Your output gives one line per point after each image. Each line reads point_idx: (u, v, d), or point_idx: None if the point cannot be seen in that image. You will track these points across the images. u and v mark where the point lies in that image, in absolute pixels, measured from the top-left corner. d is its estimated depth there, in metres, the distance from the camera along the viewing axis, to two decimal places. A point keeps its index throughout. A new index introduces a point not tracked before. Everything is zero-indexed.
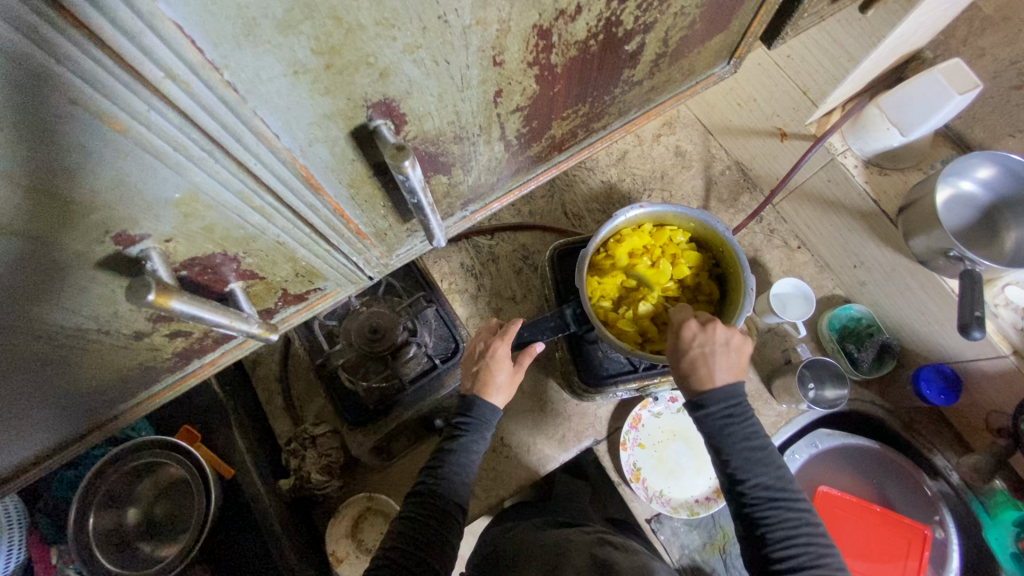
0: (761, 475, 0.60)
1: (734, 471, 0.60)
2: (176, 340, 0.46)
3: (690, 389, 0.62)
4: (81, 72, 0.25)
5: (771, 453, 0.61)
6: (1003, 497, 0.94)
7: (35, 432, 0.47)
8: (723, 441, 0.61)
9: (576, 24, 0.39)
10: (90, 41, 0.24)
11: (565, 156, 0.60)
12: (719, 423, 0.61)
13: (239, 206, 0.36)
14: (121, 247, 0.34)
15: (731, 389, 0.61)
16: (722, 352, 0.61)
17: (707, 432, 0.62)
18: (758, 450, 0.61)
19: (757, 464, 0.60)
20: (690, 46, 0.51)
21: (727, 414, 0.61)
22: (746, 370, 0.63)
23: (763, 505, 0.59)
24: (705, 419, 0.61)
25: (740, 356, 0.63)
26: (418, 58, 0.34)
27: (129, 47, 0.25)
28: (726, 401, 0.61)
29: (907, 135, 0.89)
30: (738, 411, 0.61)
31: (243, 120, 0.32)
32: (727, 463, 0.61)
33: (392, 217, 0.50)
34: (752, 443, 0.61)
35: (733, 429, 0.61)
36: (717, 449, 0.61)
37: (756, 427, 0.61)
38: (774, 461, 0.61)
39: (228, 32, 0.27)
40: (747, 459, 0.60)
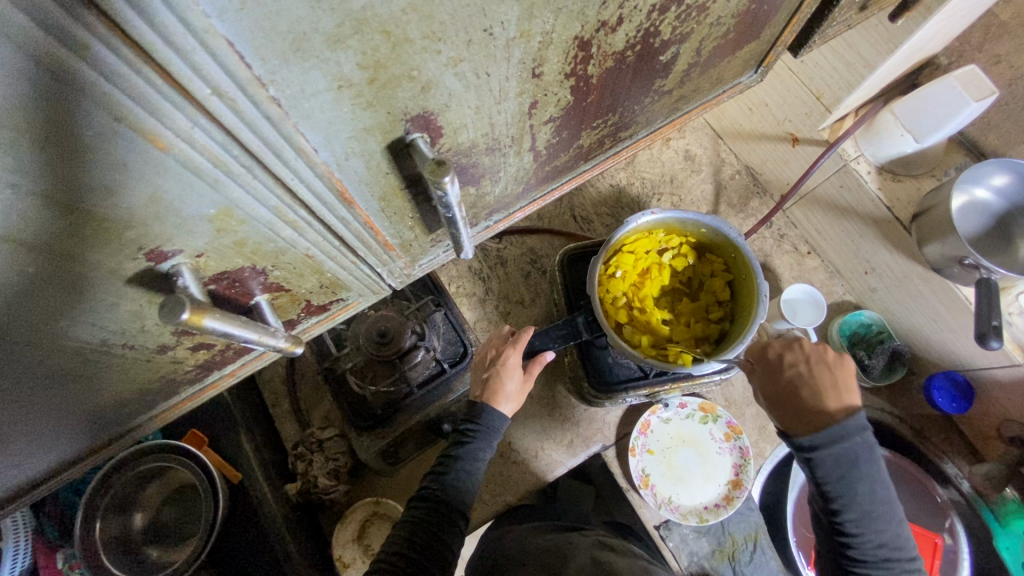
0: (876, 533, 0.61)
1: (847, 523, 0.61)
2: (199, 353, 0.45)
3: (803, 419, 0.62)
4: (129, 89, 0.24)
5: (889, 510, 0.62)
6: (1014, 506, 0.94)
7: (49, 446, 0.46)
8: (844, 494, 0.61)
9: (616, 35, 0.38)
10: (139, 57, 0.23)
11: (590, 165, 0.59)
12: (837, 474, 0.60)
13: (272, 221, 0.35)
14: (153, 262, 0.33)
15: (851, 424, 0.60)
16: (823, 370, 0.63)
17: (823, 478, 0.61)
18: (878, 507, 0.61)
19: (874, 521, 0.61)
20: (718, 56, 0.51)
21: (846, 464, 0.60)
22: (857, 387, 0.63)
23: (869, 559, 0.61)
24: (819, 467, 0.61)
25: (843, 371, 0.63)
26: (460, 71, 0.33)
27: (179, 64, 0.24)
28: (848, 450, 0.60)
29: (920, 141, 0.88)
30: (863, 461, 0.60)
31: (284, 135, 0.31)
32: (840, 512, 0.61)
33: (418, 228, 0.49)
34: (873, 498, 0.61)
35: (857, 482, 0.60)
36: (834, 497, 0.61)
37: (877, 475, 0.61)
38: (891, 517, 0.61)
39: (277, 48, 0.26)
40: (865, 515, 0.61)
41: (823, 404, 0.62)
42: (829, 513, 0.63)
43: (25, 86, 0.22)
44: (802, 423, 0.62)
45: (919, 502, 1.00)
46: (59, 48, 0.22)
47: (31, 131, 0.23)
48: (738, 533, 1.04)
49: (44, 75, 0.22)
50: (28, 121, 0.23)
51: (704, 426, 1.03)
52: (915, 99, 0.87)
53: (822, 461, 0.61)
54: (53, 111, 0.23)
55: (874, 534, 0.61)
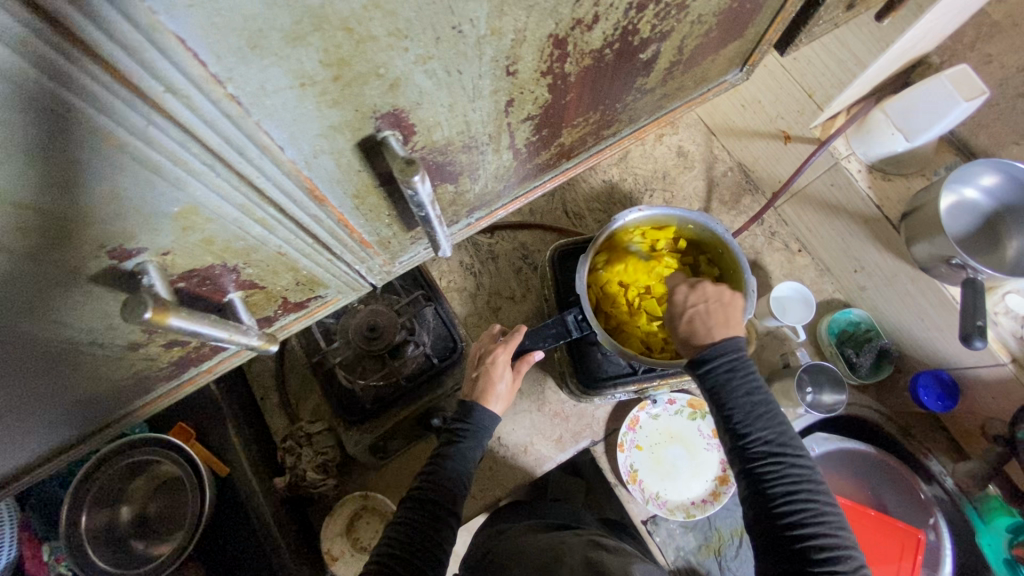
0: (763, 429, 0.59)
1: (735, 425, 0.59)
2: (173, 349, 0.45)
3: (692, 348, 0.63)
4: (76, 87, 0.24)
5: (775, 411, 0.60)
6: (996, 503, 0.94)
7: (26, 440, 0.45)
8: (725, 393, 0.60)
9: (592, 33, 0.37)
10: (85, 55, 0.23)
11: (573, 163, 0.59)
12: (721, 378, 0.60)
13: (239, 218, 0.35)
14: (116, 260, 0.33)
15: (728, 342, 0.61)
16: (715, 309, 0.64)
17: (710, 386, 0.61)
18: (761, 407, 0.60)
19: (760, 419, 0.59)
20: (702, 54, 0.50)
21: (729, 366, 0.60)
22: (743, 326, 0.63)
23: (763, 460, 0.58)
24: (705, 372, 0.61)
25: (734, 310, 0.64)
26: (430, 68, 0.33)
27: (128, 62, 0.24)
28: (726, 354, 0.61)
29: (911, 140, 0.89)
30: (740, 363, 0.61)
31: (247, 133, 0.31)
32: (727, 413, 0.60)
33: (397, 225, 0.48)
34: (755, 398, 0.60)
35: (736, 381, 0.60)
36: (720, 401, 0.60)
37: (758, 380, 0.61)
38: (778, 416, 0.59)
39: (232, 45, 0.25)
40: (748, 413, 0.59)
41: (707, 334, 0.63)
42: (721, 419, 0.61)
43: None
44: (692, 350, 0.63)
45: (902, 498, 1.01)
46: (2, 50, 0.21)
47: None
48: (725, 528, 1.05)
49: None
50: None
51: (693, 423, 1.03)
52: (906, 98, 0.87)
53: (707, 367, 0.61)
54: None
55: (763, 434, 0.59)
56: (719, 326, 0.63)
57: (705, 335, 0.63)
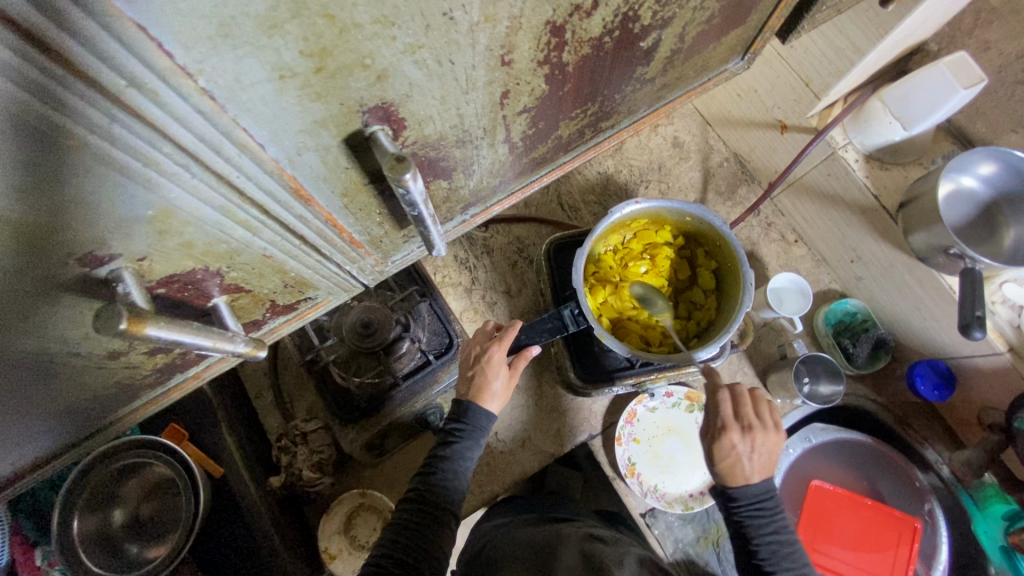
0: (788, 571, 0.66)
1: (761, 561, 0.66)
2: (157, 357, 0.43)
3: (724, 484, 0.68)
4: (26, 82, 0.22)
5: (797, 549, 0.67)
6: (992, 491, 0.94)
7: (8, 453, 0.43)
8: (754, 532, 0.66)
9: (591, 19, 0.36)
10: (34, 46, 0.21)
11: (571, 156, 0.57)
12: (749, 514, 0.67)
13: (220, 220, 0.33)
14: (89, 268, 0.31)
15: (759, 486, 0.66)
16: (756, 454, 0.66)
17: (739, 520, 0.68)
18: (785, 545, 0.67)
19: (785, 559, 0.66)
20: (703, 42, 0.49)
21: (755, 503, 0.67)
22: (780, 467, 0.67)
23: None
24: (737, 508, 0.67)
25: (774, 454, 0.67)
26: (420, 58, 0.31)
27: (84, 54, 0.22)
28: (756, 496, 0.67)
29: (909, 129, 0.87)
30: (767, 501, 0.67)
31: (222, 130, 0.29)
32: (754, 549, 0.67)
33: (388, 224, 0.47)
34: (780, 537, 0.67)
35: (762, 519, 0.66)
36: (748, 536, 0.67)
37: (784, 519, 0.67)
38: (799, 557, 0.67)
39: (202, 33, 0.24)
40: (774, 553, 0.66)
41: (748, 479, 0.66)
42: (747, 552, 0.68)
43: None
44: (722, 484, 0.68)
45: (898, 486, 1.01)
46: None
47: None
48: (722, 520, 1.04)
49: None
50: None
51: (690, 415, 1.03)
52: (903, 87, 0.85)
53: (740, 506, 0.67)
54: None
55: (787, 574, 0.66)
56: (757, 468, 0.67)
57: (745, 480, 0.66)
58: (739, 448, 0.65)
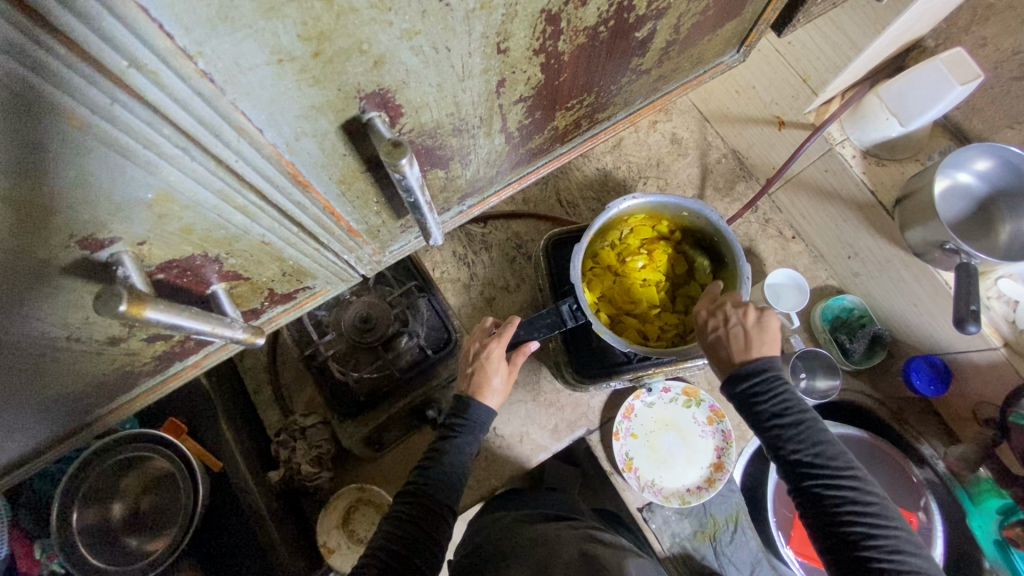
0: (802, 452, 0.58)
1: (775, 449, 0.60)
2: (156, 344, 0.44)
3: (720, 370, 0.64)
4: (27, 59, 0.22)
5: (814, 425, 0.59)
6: (987, 485, 0.95)
7: (7, 439, 0.44)
8: (755, 417, 0.60)
9: (586, 9, 0.36)
10: (35, 24, 0.22)
11: (568, 148, 0.57)
12: (747, 400, 0.61)
13: (219, 206, 0.34)
14: (89, 251, 0.31)
15: (751, 361, 0.61)
16: (736, 331, 0.63)
17: (739, 408, 0.62)
18: (795, 425, 0.59)
19: (796, 440, 0.59)
20: (698, 34, 0.49)
21: (753, 387, 0.60)
22: (777, 343, 0.62)
23: (811, 486, 0.57)
24: (730, 396, 0.62)
25: (762, 331, 0.62)
26: (416, 44, 0.32)
27: (85, 32, 0.23)
28: (749, 374, 0.61)
29: (906, 126, 0.88)
30: (767, 381, 0.60)
31: (221, 114, 0.29)
32: (763, 435, 0.60)
33: (386, 213, 0.47)
34: (786, 417, 0.59)
35: (765, 401, 0.60)
36: (753, 424, 0.61)
37: (788, 397, 0.60)
38: (815, 434, 0.59)
39: (202, 16, 0.24)
40: (780, 435, 0.59)
41: (734, 356, 0.62)
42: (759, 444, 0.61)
43: None
44: (727, 365, 0.63)
45: (897, 483, 1.01)
46: None
47: None
48: (719, 515, 1.05)
49: None
50: None
51: (688, 410, 1.03)
52: (901, 83, 0.86)
53: (735, 391, 0.61)
54: None
55: (802, 456, 0.58)
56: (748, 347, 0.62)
57: (731, 358, 0.62)
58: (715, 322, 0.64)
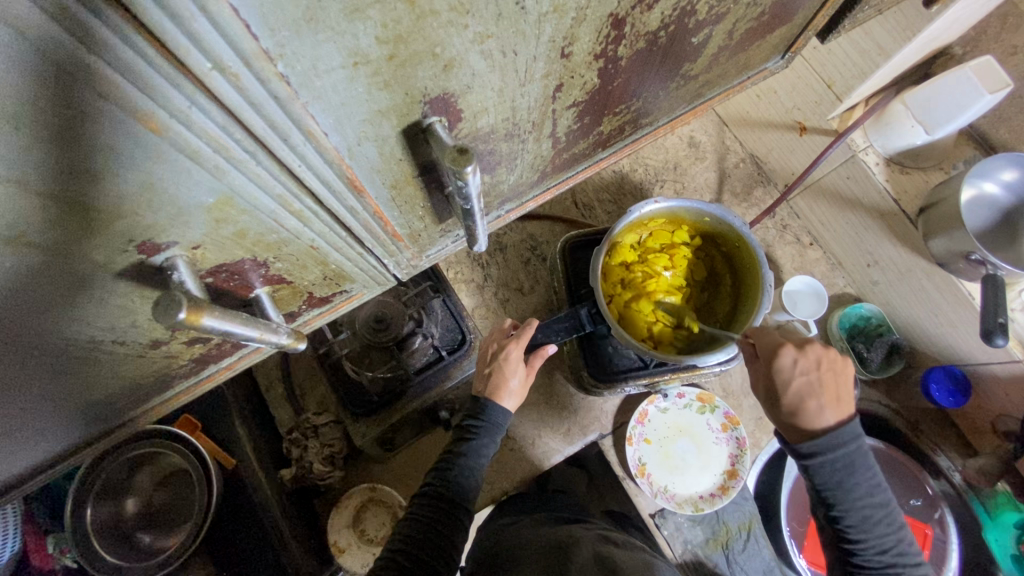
0: (878, 537, 0.58)
1: (846, 527, 0.59)
2: (194, 347, 0.43)
3: (802, 426, 0.59)
4: (116, 61, 0.22)
5: (891, 513, 0.59)
6: (1004, 499, 0.93)
7: (38, 441, 0.43)
8: (842, 498, 0.58)
9: (651, 13, 0.35)
10: (128, 22, 0.21)
11: (607, 154, 0.56)
12: (837, 480, 0.58)
13: (276, 210, 0.33)
14: (146, 256, 0.31)
15: (848, 430, 0.58)
16: (826, 385, 0.58)
17: (820, 483, 0.59)
18: (878, 509, 0.59)
19: (876, 526, 0.58)
20: (746, 41, 0.48)
21: (846, 465, 0.58)
22: (854, 404, 0.59)
23: (875, 569, 0.58)
24: (817, 471, 0.58)
25: (843, 387, 0.60)
26: (486, 48, 0.31)
27: (175, 33, 0.22)
28: (844, 453, 0.57)
29: (931, 133, 0.86)
30: (859, 462, 0.58)
31: (293, 117, 0.29)
32: (839, 516, 0.59)
33: (429, 217, 0.47)
34: (872, 501, 0.58)
35: (854, 482, 0.58)
36: (833, 503, 0.59)
37: (876, 483, 0.59)
38: (893, 522, 0.59)
39: (290, 18, 0.23)
40: (865, 519, 0.58)
41: (822, 416, 0.58)
42: (829, 517, 0.60)
43: (9, 62, 0.20)
44: (810, 426, 0.58)
45: (911, 493, 1.00)
46: (44, 20, 0.20)
47: (20, 112, 0.21)
48: (732, 523, 1.04)
49: (22, 44, 0.20)
50: (15, 104, 0.21)
51: (702, 416, 1.02)
52: (926, 90, 0.85)
53: (823, 467, 0.58)
54: (34, 88, 0.21)
55: (878, 542, 0.58)
56: (829, 406, 0.59)
57: (817, 417, 0.58)
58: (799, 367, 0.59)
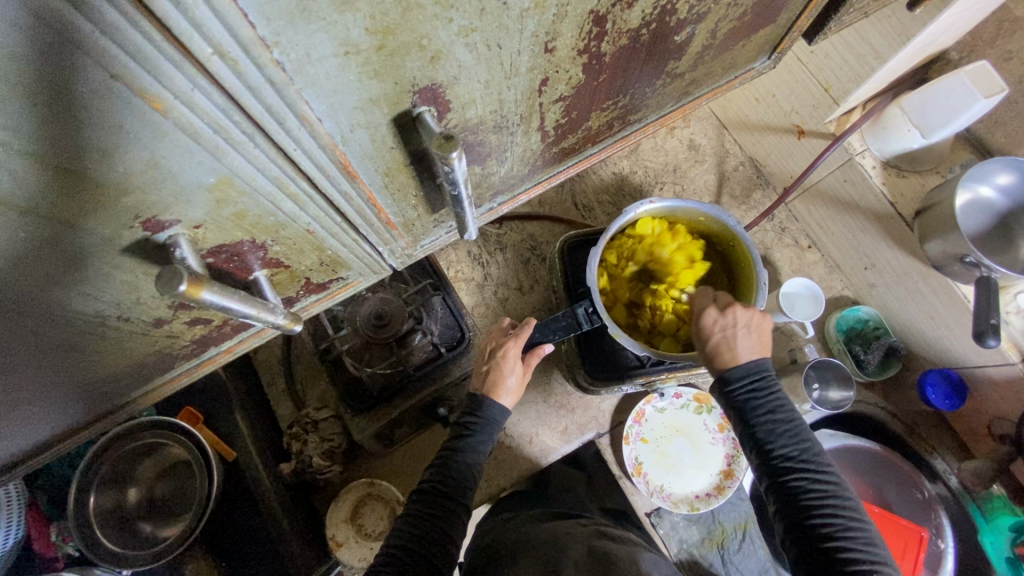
0: (785, 446, 0.60)
1: (755, 441, 0.61)
2: (196, 327, 0.45)
3: (716, 367, 0.64)
4: (126, 45, 0.23)
5: (797, 425, 0.61)
6: (999, 503, 0.94)
7: (45, 416, 0.45)
8: (745, 410, 0.62)
9: (632, 11, 0.37)
10: (137, 9, 0.23)
11: (597, 149, 0.58)
12: (739, 392, 0.62)
13: (273, 193, 0.35)
14: (150, 233, 0.33)
15: (756, 361, 0.62)
16: (745, 332, 0.63)
17: (728, 400, 0.63)
18: (781, 420, 0.61)
19: (781, 435, 0.61)
20: (733, 39, 0.50)
21: (747, 382, 0.62)
22: (770, 349, 0.64)
23: (786, 476, 0.59)
24: (722, 389, 0.63)
25: (762, 334, 0.64)
26: (471, 41, 0.33)
27: (179, 20, 0.24)
28: (745, 369, 0.62)
29: (928, 137, 0.88)
30: (759, 376, 0.62)
31: (288, 102, 0.30)
32: (749, 431, 0.62)
33: (422, 207, 0.49)
34: (775, 411, 0.61)
35: (756, 398, 0.62)
36: (741, 418, 0.62)
37: (778, 396, 0.62)
38: (801, 433, 0.61)
39: (285, 9, 0.25)
40: (768, 428, 0.61)
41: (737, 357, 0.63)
42: (742, 436, 0.63)
43: (26, 41, 0.22)
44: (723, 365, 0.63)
45: (907, 497, 1.00)
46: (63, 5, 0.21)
47: (35, 88, 0.23)
48: (728, 523, 1.04)
49: (40, 27, 0.21)
50: (31, 80, 0.23)
51: (699, 417, 1.03)
52: (923, 94, 0.86)
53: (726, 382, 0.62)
54: (49, 67, 0.23)
55: (785, 449, 0.60)
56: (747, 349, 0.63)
57: (733, 359, 0.63)
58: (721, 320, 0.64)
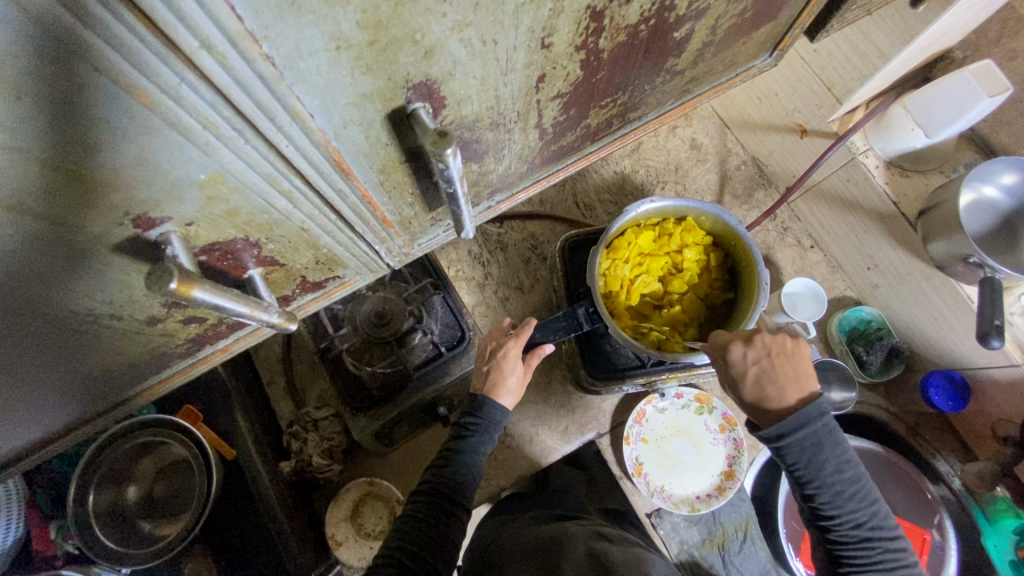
0: (851, 512, 0.60)
1: (820, 505, 0.60)
2: (190, 326, 0.45)
3: (762, 415, 0.62)
4: (111, 38, 0.23)
5: (863, 487, 0.60)
6: (1003, 505, 0.92)
7: (41, 414, 0.45)
8: (813, 476, 0.59)
9: (629, 6, 0.36)
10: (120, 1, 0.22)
11: (596, 147, 0.58)
12: (807, 458, 0.59)
13: (266, 189, 0.35)
14: (141, 230, 0.33)
15: (810, 407, 0.60)
16: (780, 366, 0.61)
17: (792, 463, 0.60)
18: (849, 484, 0.60)
19: (847, 500, 0.60)
20: (733, 36, 0.49)
21: (813, 443, 0.59)
22: (813, 375, 0.62)
23: (851, 544, 0.60)
24: (789, 454, 0.60)
25: (800, 361, 0.62)
26: (465, 36, 0.32)
27: (164, 12, 0.23)
28: (812, 431, 0.59)
29: (931, 136, 0.86)
30: (827, 438, 0.59)
31: (278, 97, 0.30)
32: (814, 495, 0.60)
33: (418, 204, 0.49)
34: (843, 475, 0.60)
35: (823, 460, 0.59)
36: (807, 483, 0.60)
37: (847, 456, 0.60)
38: (868, 496, 0.60)
39: (272, 2, 0.25)
40: (837, 494, 0.60)
41: (784, 398, 0.61)
42: (805, 497, 0.62)
43: (10, 36, 0.21)
44: (770, 414, 0.61)
45: (909, 499, 0.99)
46: None
47: (20, 84, 0.23)
48: (729, 524, 1.04)
49: (24, 21, 0.21)
50: (16, 76, 0.23)
51: (700, 417, 1.02)
52: (927, 93, 0.85)
53: (792, 447, 0.60)
54: (34, 62, 0.23)
55: (851, 516, 0.60)
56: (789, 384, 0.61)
57: (779, 398, 0.61)
58: (748, 358, 0.62)
